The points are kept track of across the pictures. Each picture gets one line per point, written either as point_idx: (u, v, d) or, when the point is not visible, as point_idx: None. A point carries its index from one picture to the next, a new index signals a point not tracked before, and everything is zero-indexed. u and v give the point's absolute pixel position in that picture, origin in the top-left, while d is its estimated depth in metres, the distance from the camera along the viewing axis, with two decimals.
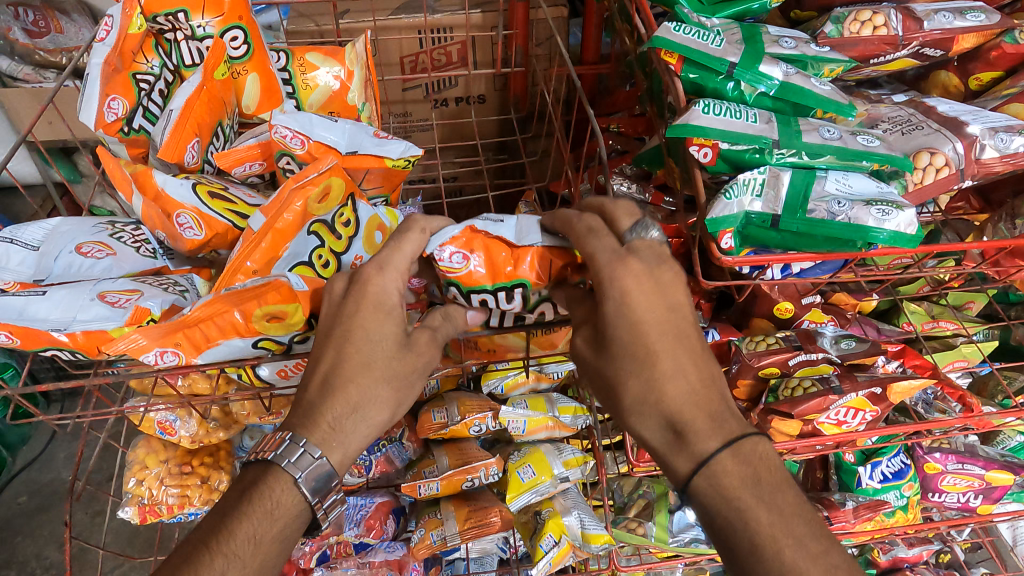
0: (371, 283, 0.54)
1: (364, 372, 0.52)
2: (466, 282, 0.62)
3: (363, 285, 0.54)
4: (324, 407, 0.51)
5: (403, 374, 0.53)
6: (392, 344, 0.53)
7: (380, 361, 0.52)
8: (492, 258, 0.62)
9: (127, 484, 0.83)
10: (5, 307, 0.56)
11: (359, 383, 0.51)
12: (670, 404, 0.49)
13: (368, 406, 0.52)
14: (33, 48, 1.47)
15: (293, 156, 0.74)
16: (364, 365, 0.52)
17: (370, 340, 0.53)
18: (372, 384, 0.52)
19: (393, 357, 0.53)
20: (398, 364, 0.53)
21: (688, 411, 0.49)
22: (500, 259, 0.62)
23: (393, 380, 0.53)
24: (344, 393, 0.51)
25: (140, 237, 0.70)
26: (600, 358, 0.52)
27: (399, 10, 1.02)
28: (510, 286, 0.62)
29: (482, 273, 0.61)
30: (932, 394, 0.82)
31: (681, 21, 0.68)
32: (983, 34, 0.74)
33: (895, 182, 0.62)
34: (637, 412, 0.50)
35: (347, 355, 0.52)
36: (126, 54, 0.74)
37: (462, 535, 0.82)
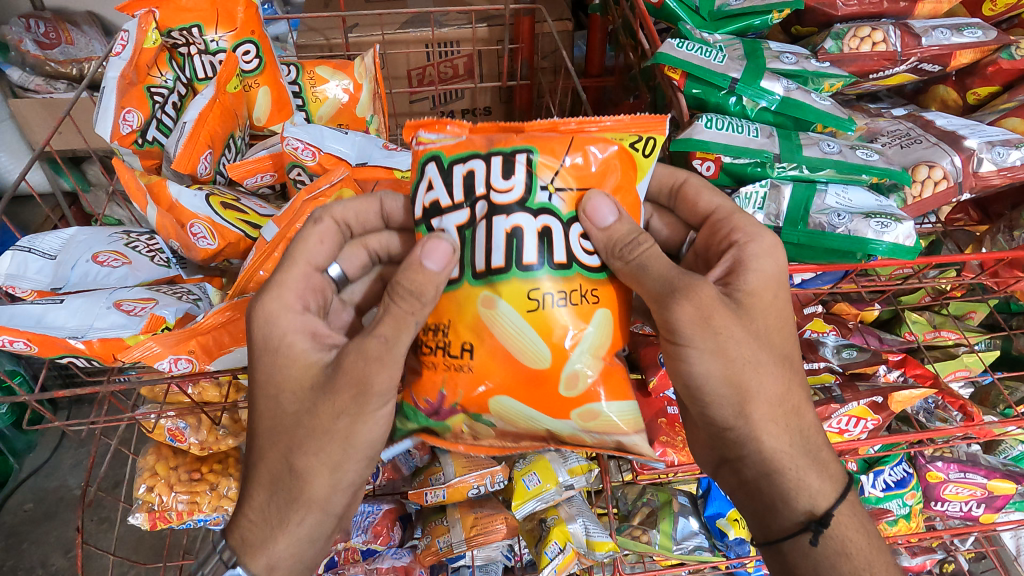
0: (264, 336, 0.51)
1: (294, 436, 0.49)
2: (448, 151, 0.54)
3: (265, 318, 0.51)
4: (266, 488, 0.50)
5: (350, 423, 0.48)
6: (306, 413, 0.49)
7: (300, 431, 0.49)
8: (483, 132, 0.55)
9: (137, 491, 0.84)
10: (24, 315, 0.58)
11: (288, 460, 0.50)
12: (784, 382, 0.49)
13: (314, 472, 0.49)
14: (44, 59, 1.48)
15: (304, 168, 0.76)
16: (287, 431, 0.49)
17: (284, 391, 0.50)
18: (304, 444, 0.48)
19: (314, 423, 0.49)
20: (323, 431, 0.48)
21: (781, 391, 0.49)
22: (498, 133, 0.54)
23: (331, 434, 0.48)
24: (271, 469, 0.50)
25: (154, 247, 0.72)
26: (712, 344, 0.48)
27: (407, 24, 1.04)
28: (508, 152, 0.52)
29: (474, 140, 0.54)
30: (933, 403, 0.84)
31: (683, 37, 0.70)
32: (981, 50, 0.75)
33: (894, 196, 0.63)
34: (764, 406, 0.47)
35: (269, 423, 0.50)
36: (142, 68, 0.76)
37: (469, 542, 0.83)
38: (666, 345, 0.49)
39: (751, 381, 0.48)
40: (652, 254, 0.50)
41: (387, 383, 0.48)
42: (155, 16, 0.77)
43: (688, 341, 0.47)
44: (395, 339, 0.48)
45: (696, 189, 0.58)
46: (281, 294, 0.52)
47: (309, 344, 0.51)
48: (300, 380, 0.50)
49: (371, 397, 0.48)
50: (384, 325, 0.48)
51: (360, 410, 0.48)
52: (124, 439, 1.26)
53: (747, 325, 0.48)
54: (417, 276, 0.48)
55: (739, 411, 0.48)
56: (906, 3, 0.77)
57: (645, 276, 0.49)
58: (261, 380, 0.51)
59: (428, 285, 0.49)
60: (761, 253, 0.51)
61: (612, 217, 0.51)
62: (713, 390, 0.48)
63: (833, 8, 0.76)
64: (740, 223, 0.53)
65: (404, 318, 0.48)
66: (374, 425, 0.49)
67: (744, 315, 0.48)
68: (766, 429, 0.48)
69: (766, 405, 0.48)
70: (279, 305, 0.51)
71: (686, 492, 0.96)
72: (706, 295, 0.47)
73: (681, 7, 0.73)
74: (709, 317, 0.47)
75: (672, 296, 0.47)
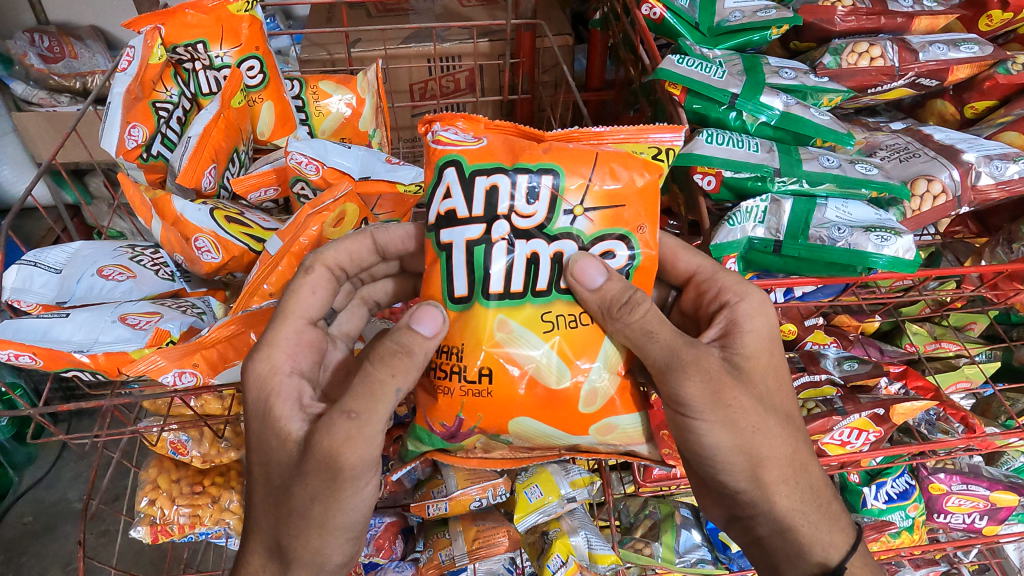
0: (256, 393, 0.51)
1: (279, 511, 0.49)
2: (471, 159, 0.54)
3: (257, 380, 0.51)
4: (264, 550, 0.51)
5: (324, 509, 0.47)
6: (288, 486, 0.48)
7: (283, 507, 0.49)
8: (501, 142, 0.56)
9: (139, 504, 0.84)
10: (30, 329, 0.58)
11: (276, 532, 0.50)
12: (780, 458, 0.50)
13: (298, 553, 0.49)
14: (47, 73, 1.49)
15: (307, 181, 0.77)
16: (274, 505, 0.49)
17: (270, 465, 0.49)
18: (288, 522, 0.48)
19: (291, 499, 0.48)
20: (299, 512, 0.48)
21: (791, 458, 0.50)
22: (519, 146, 0.55)
23: (308, 518, 0.47)
24: (264, 535, 0.51)
25: (158, 261, 0.72)
26: (714, 438, 0.49)
27: (409, 39, 1.05)
28: (535, 169, 0.54)
29: (498, 151, 0.54)
30: (934, 414, 0.83)
31: (684, 53, 0.71)
32: (978, 65, 0.76)
33: (893, 210, 0.64)
34: (760, 471, 0.49)
35: (262, 490, 0.50)
36: (147, 84, 0.76)
37: (472, 555, 0.83)
38: (676, 417, 0.50)
39: (763, 446, 0.49)
40: (653, 326, 0.50)
41: (357, 462, 0.46)
42: (161, 33, 0.77)
43: (699, 415, 0.48)
44: (369, 413, 0.46)
45: (672, 249, 0.58)
46: (270, 356, 0.51)
47: (293, 414, 0.49)
48: (280, 448, 0.49)
49: (342, 481, 0.46)
50: (357, 399, 0.46)
51: (333, 495, 0.47)
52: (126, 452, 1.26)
53: (750, 391, 0.49)
54: (406, 336, 0.49)
55: (753, 477, 0.49)
56: (903, 18, 0.78)
57: (648, 348, 0.50)
58: (255, 447, 0.51)
59: (417, 344, 0.49)
60: (752, 313, 0.52)
61: (602, 278, 0.52)
62: (726, 460, 0.49)
63: (831, 23, 0.77)
64: (726, 283, 0.54)
65: (381, 385, 0.47)
66: (350, 510, 0.48)
67: (747, 381, 0.49)
68: (776, 491, 0.50)
69: (776, 466, 0.50)
70: (268, 369, 0.51)
71: (689, 504, 0.96)
72: (710, 368, 0.48)
73: (681, 23, 0.75)
74: (717, 390, 0.48)
75: (679, 369, 0.48)
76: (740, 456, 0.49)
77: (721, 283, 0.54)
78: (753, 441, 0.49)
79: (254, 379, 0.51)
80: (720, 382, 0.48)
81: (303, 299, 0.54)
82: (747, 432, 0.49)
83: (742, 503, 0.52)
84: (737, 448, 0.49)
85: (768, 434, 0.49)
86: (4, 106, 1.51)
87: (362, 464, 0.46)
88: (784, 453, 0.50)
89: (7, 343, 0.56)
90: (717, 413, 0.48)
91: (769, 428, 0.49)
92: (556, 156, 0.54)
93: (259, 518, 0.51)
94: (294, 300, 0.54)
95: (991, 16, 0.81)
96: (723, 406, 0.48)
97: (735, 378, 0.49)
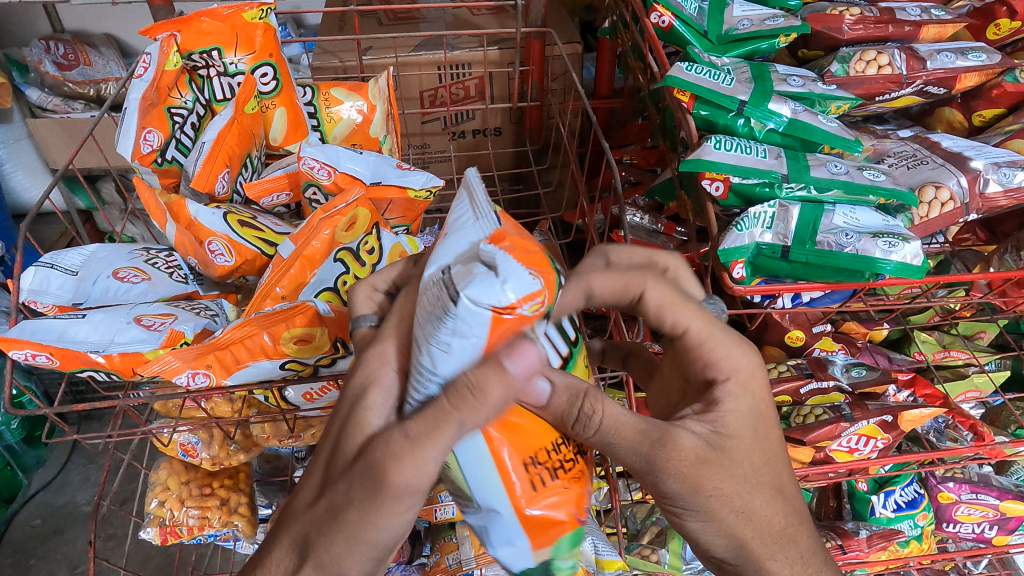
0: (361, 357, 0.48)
1: (315, 510, 0.45)
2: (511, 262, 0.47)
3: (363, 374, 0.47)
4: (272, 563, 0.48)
5: (357, 518, 0.42)
6: (336, 478, 0.44)
7: (320, 503, 0.44)
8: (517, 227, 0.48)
9: (149, 505, 0.84)
10: (47, 329, 0.59)
11: (294, 535, 0.46)
12: (764, 540, 0.49)
13: (313, 562, 0.44)
14: (62, 81, 1.52)
15: (320, 186, 0.78)
16: (308, 505, 0.45)
17: (329, 459, 0.46)
18: (318, 523, 0.44)
19: (332, 496, 0.43)
20: (334, 510, 0.43)
21: (779, 541, 0.49)
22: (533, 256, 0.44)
23: (338, 522, 0.43)
24: (280, 544, 0.47)
25: (171, 263, 0.73)
26: (705, 527, 0.48)
27: (420, 47, 1.06)
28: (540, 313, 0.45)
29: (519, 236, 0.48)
30: (943, 422, 0.83)
31: (694, 60, 0.72)
32: (985, 73, 0.76)
33: (901, 216, 0.64)
34: (746, 550, 0.48)
35: (303, 496, 0.47)
36: (162, 90, 0.77)
37: (478, 560, 0.81)
38: (665, 508, 0.49)
39: (747, 533, 0.48)
40: (620, 422, 0.46)
41: (403, 485, 0.41)
42: (176, 40, 0.79)
43: (682, 507, 0.47)
44: (424, 438, 0.41)
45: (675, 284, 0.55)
46: (384, 352, 0.48)
47: (381, 408, 0.45)
48: (354, 429, 0.45)
49: (382, 497, 0.41)
50: (427, 418, 0.42)
51: (369, 508, 0.42)
52: (135, 453, 1.27)
53: (734, 477, 0.47)
54: (489, 373, 0.41)
55: (743, 560, 0.49)
56: (911, 26, 0.79)
57: (618, 444, 0.46)
58: (334, 434, 0.47)
59: (496, 386, 0.41)
60: (735, 383, 0.49)
61: (546, 391, 0.47)
62: (713, 545, 0.49)
63: (839, 31, 0.78)
64: (715, 355, 0.50)
65: (445, 414, 0.41)
66: (389, 529, 0.43)
67: (737, 465, 0.47)
68: (768, 569, 0.49)
69: (766, 543, 0.49)
70: (380, 361, 0.47)
71: None
72: (694, 457, 0.46)
73: (690, 31, 0.75)
74: (701, 484, 0.46)
75: (658, 473, 0.46)
76: (728, 545, 0.48)
77: (711, 344, 0.50)
78: (737, 532, 0.48)
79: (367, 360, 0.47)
80: (714, 473, 0.46)
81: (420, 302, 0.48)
82: (739, 517, 0.47)
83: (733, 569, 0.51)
84: (723, 539, 0.48)
85: (758, 519, 0.48)
86: (19, 113, 1.52)
87: (408, 488, 0.42)
88: (773, 534, 0.49)
89: (24, 343, 0.57)
90: (703, 505, 0.46)
91: (759, 514, 0.48)
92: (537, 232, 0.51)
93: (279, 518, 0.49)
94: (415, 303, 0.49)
95: (999, 25, 0.81)
96: (707, 492, 0.46)
97: (728, 459, 0.47)
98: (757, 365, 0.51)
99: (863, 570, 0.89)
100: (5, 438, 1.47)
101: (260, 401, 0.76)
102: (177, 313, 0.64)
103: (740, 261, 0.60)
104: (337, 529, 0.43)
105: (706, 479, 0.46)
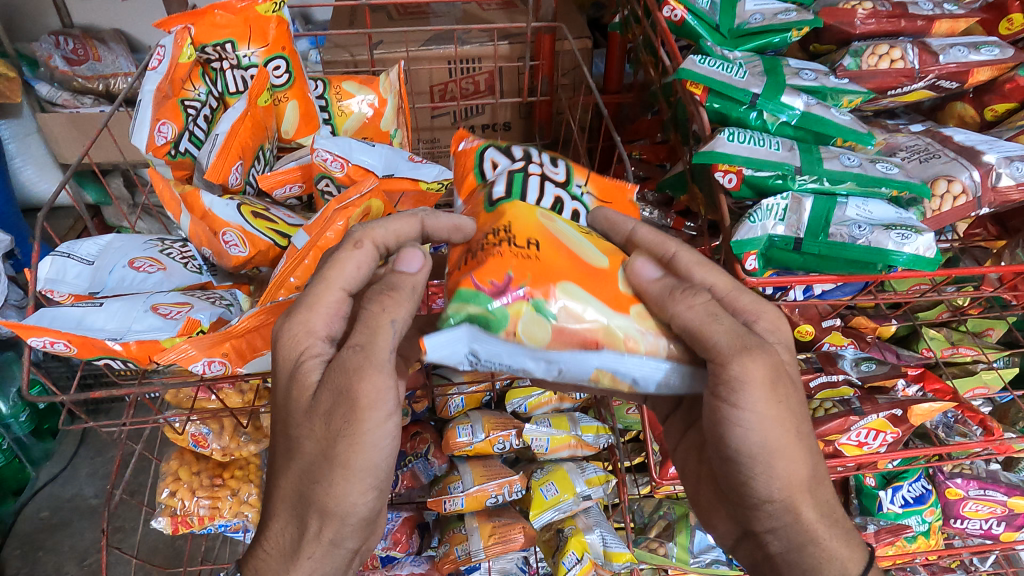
0: (288, 325, 0.51)
1: (304, 461, 0.49)
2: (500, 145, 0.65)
3: (290, 341, 0.50)
4: (281, 518, 0.52)
5: (346, 447, 0.46)
6: (314, 426, 0.48)
7: (307, 448, 0.48)
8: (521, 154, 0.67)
9: (160, 495, 0.85)
10: (65, 318, 0.59)
11: (294, 484, 0.50)
12: (801, 474, 0.48)
13: (321, 500, 0.48)
14: (72, 75, 1.52)
15: (333, 178, 0.79)
16: (299, 456, 0.49)
17: (295, 416, 0.49)
18: (313, 470, 0.48)
19: (316, 440, 0.48)
20: (325, 454, 0.47)
21: (810, 482, 0.49)
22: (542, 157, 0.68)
23: (331, 460, 0.47)
24: (285, 498, 0.51)
25: (186, 254, 0.74)
26: (760, 441, 0.47)
27: (430, 41, 1.06)
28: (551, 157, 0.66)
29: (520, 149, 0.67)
30: (953, 418, 0.82)
31: (706, 54, 0.72)
32: (998, 68, 0.76)
33: (913, 209, 0.64)
34: (787, 477, 0.48)
35: (286, 450, 0.50)
36: (177, 82, 0.78)
37: (487, 551, 0.83)
38: (718, 410, 0.47)
39: (796, 455, 0.48)
40: (717, 310, 0.48)
41: (373, 392, 0.46)
42: (191, 33, 0.79)
43: (751, 405, 0.46)
44: (372, 345, 0.47)
45: (687, 267, 0.53)
46: (307, 319, 0.51)
47: (320, 368, 0.50)
48: (305, 387, 0.49)
49: (360, 412, 0.46)
50: (360, 333, 0.47)
51: (354, 431, 0.46)
52: (146, 445, 1.28)
53: (793, 396, 0.48)
54: (396, 275, 0.50)
55: (787, 487, 0.48)
56: (924, 21, 0.79)
57: (711, 332, 0.47)
58: (281, 401, 0.51)
59: (403, 282, 0.50)
60: (774, 328, 0.51)
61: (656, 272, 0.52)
62: (764, 461, 0.47)
63: (851, 26, 0.78)
64: (743, 303, 0.52)
65: (377, 317, 0.48)
66: (374, 450, 0.47)
67: (792, 384, 0.48)
68: (802, 504, 0.49)
69: (807, 479, 0.49)
70: (304, 330, 0.51)
71: None
72: (773, 357, 0.46)
73: (702, 25, 0.76)
74: (776, 384, 0.46)
75: (742, 356, 0.45)
76: (774, 465, 0.47)
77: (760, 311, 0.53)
78: (782, 456, 0.47)
79: (294, 332, 0.50)
80: (783, 378, 0.47)
81: (359, 262, 0.52)
82: (789, 441, 0.47)
83: (763, 518, 0.50)
84: (771, 458, 0.47)
85: (802, 449, 0.48)
86: (30, 105, 1.55)
87: (379, 396, 0.46)
88: (810, 471, 0.49)
89: (43, 330, 0.57)
90: (768, 412, 0.46)
91: (803, 444, 0.48)
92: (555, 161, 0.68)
93: (275, 482, 0.52)
94: (348, 261, 0.52)
95: (1011, 20, 0.81)
96: (773, 397, 0.46)
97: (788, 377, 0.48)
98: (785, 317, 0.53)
99: None
100: (13, 430, 1.48)
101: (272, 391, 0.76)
102: (192, 300, 0.65)
103: (753, 253, 0.61)
104: (329, 462, 0.47)
105: (779, 382, 0.46)
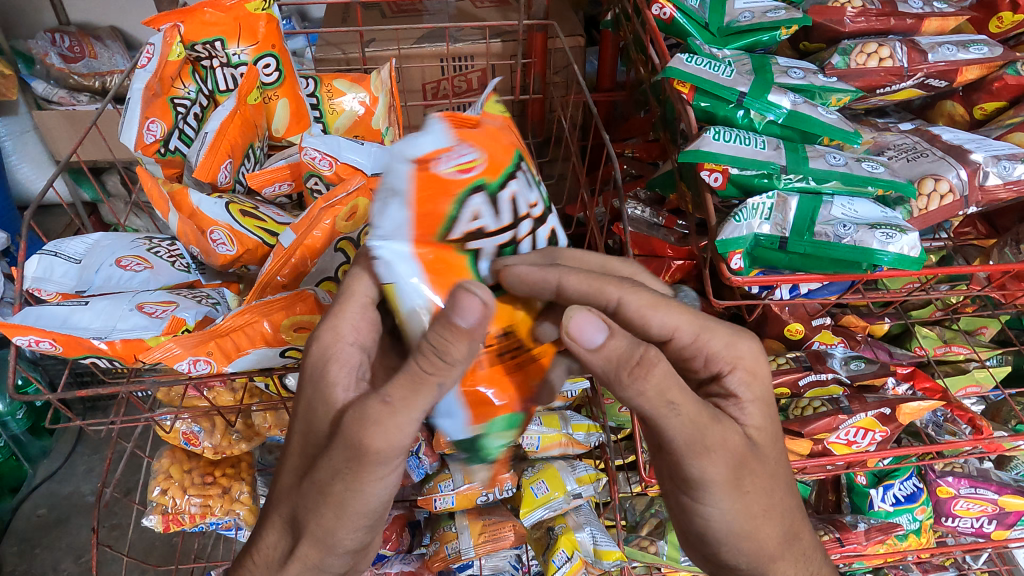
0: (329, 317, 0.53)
1: (303, 486, 0.51)
2: (440, 219, 0.48)
3: (320, 346, 0.52)
4: (272, 533, 0.56)
5: (344, 488, 0.48)
6: (318, 450, 0.50)
7: (307, 476, 0.50)
8: (487, 141, 0.52)
9: (152, 493, 0.85)
10: (51, 317, 0.59)
11: (290, 510, 0.53)
12: (770, 548, 0.51)
13: (312, 529, 0.51)
14: (68, 73, 1.52)
15: (321, 177, 0.78)
16: (301, 483, 0.51)
17: (307, 438, 0.51)
18: (307, 500, 0.50)
19: (316, 473, 0.50)
20: (323, 488, 0.49)
21: (788, 546, 0.52)
22: (495, 143, 0.52)
23: (327, 494, 0.49)
24: (282, 518, 0.55)
25: (174, 252, 0.74)
26: (727, 525, 0.49)
27: (423, 39, 1.06)
28: (510, 174, 0.52)
29: (488, 152, 0.51)
30: (942, 416, 0.82)
31: (694, 52, 0.72)
32: (987, 66, 0.76)
33: (900, 208, 0.65)
34: (750, 555, 0.51)
35: (291, 473, 0.53)
36: (165, 80, 0.78)
37: (478, 549, 0.83)
38: (685, 498, 0.50)
39: (766, 529, 0.50)
40: (673, 397, 0.45)
41: (384, 449, 0.46)
42: (180, 30, 0.79)
43: (714, 502, 0.48)
44: (402, 404, 0.45)
45: (638, 312, 0.52)
46: (337, 328, 0.53)
47: (343, 389, 0.51)
48: (325, 405, 0.50)
49: (366, 462, 0.46)
50: (394, 387, 0.46)
51: (354, 475, 0.47)
52: (141, 442, 1.28)
53: (764, 469, 0.50)
54: (442, 331, 0.43)
55: (752, 556, 0.51)
56: (913, 19, 0.79)
57: (667, 423, 0.46)
58: (301, 420, 0.53)
59: (452, 342, 0.43)
60: (747, 380, 0.52)
61: (602, 335, 0.46)
62: (731, 542, 0.50)
63: (840, 24, 0.78)
64: (715, 347, 0.52)
65: (420, 376, 0.45)
66: (371, 493, 0.48)
67: (761, 461, 0.49)
68: (775, 567, 0.52)
69: (778, 543, 0.51)
70: (332, 339, 0.52)
71: None
72: (734, 451, 0.47)
73: (691, 23, 0.76)
74: (739, 480, 0.48)
75: (694, 456, 0.47)
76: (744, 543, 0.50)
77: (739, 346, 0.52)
78: (752, 535, 0.50)
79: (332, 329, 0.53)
80: (748, 466, 0.48)
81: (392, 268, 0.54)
82: (760, 522, 0.50)
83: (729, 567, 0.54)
84: (739, 539, 0.50)
85: (776, 522, 0.51)
86: (27, 105, 1.55)
87: (389, 451, 0.46)
88: (786, 537, 0.52)
89: (28, 330, 0.57)
90: (727, 504, 0.48)
91: (772, 522, 0.50)
92: (510, 150, 0.53)
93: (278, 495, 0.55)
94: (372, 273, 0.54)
95: (1002, 18, 0.81)
96: (726, 483, 0.48)
97: (756, 458, 0.49)
98: (757, 351, 0.53)
99: (859, 564, 0.90)
100: (10, 427, 1.48)
101: (261, 389, 0.76)
102: (178, 298, 0.64)
103: (737, 252, 0.60)
104: (324, 495, 0.49)
105: (737, 474, 0.48)
